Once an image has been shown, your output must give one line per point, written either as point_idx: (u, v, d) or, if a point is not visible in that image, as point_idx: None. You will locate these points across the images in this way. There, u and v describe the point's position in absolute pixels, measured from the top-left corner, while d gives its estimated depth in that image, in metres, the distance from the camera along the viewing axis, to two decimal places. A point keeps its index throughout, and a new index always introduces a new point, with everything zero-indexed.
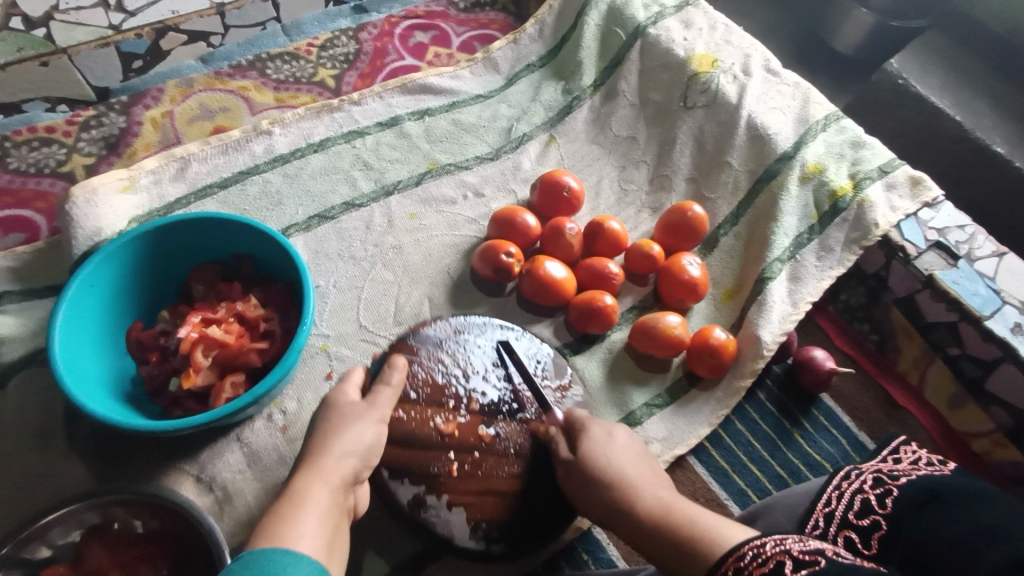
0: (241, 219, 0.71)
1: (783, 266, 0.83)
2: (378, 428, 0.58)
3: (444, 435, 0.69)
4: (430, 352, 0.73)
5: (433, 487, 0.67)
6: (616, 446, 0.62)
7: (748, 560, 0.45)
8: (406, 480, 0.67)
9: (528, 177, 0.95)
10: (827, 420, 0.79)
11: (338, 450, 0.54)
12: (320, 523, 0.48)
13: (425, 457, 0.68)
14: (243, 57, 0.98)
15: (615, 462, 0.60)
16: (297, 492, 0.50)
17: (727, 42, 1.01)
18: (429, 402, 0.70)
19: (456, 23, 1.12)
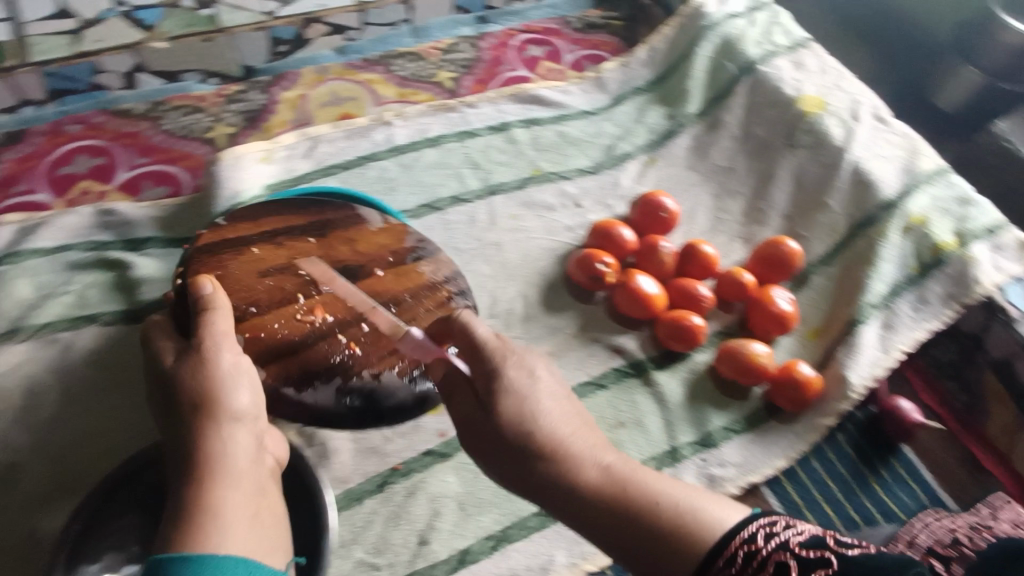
0: (371, 201, 0.78)
1: (876, 312, 0.82)
2: (254, 389, 0.56)
3: (300, 335, 0.68)
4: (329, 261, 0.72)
5: (322, 376, 0.67)
6: (533, 395, 0.56)
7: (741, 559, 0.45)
8: (319, 382, 0.67)
9: (626, 194, 0.98)
10: (907, 472, 0.78)
11: (227, 418, 0.53)
12: (249, 481, 0.51)
13: (301, 357, 0.68)
14: (373, 52, 1.06)
15: (542, 419, 0.55)
16: (214, 467, 0.50)
17: (838, 87, 1.01)
18: (311, 305, 0.69)
19: (569, 41, 1.17)
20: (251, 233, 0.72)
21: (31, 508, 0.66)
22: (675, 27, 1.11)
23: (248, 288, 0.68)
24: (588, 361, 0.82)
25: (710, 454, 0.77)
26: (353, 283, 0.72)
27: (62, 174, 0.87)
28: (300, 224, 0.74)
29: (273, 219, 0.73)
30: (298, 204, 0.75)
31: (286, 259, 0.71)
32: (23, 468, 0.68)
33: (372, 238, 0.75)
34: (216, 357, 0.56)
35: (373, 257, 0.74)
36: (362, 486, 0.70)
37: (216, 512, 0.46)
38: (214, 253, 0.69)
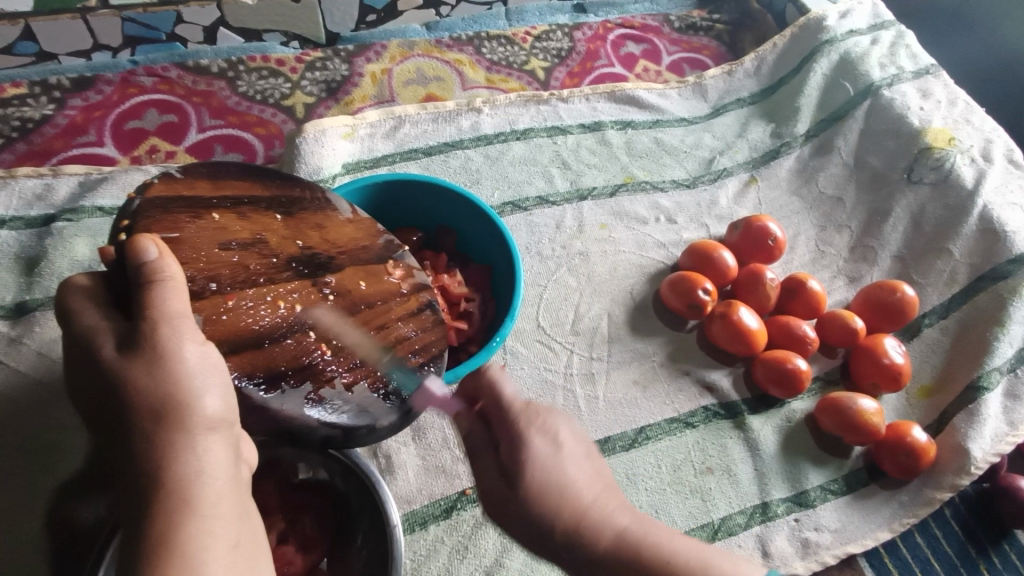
0: (465, 195, 0.70)
1: (1001, 378, 0.75)
2: (225, 387, 0.43)
3: (267, 325, 0.51)
4: (303, 231, 0.58)
5: (303, 376, 0.51)
6: (560, 447, 0.47)
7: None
8: (287, 383, 0.50)
9: (723, 214, 0.91)
10: (1020, 561, 0.70)
11: (202, 427, 0.41)
12: (229, 506, 0.41)
13: (272, 352, 0.50)
14: (464, 32, 0.99)
15: (568, 485, 0.45)
16: (189, 495, 0.40)
17: (968, 122, 0.93)
18: (291, 281, 0.54)
19: (669, 41, 1.09)
20: (209, 195, 0.54)
21: (75, 490, 0.60)
22: (787, 39, 1.03)
23: (208, 260, 0.50)
24: (676, 396, 0.75)
25: (806, 515, 0.70)
26: (326, 273, 0.56)
27: (128, 129, 0.82)
28: (259, 194, 0.57)
29: (233, 181, 0.56)
30: (259, 173, 0.58)
31: (253, 233, 0.54)
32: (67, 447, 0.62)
33: (341, 227, 0.61)
34: (179, 351, 0.41)
35: (349, 246, 0.60)
36: (429, 509, 0.64)
37: (195, 561, 0.38)
38: (167, 211, 0.51)
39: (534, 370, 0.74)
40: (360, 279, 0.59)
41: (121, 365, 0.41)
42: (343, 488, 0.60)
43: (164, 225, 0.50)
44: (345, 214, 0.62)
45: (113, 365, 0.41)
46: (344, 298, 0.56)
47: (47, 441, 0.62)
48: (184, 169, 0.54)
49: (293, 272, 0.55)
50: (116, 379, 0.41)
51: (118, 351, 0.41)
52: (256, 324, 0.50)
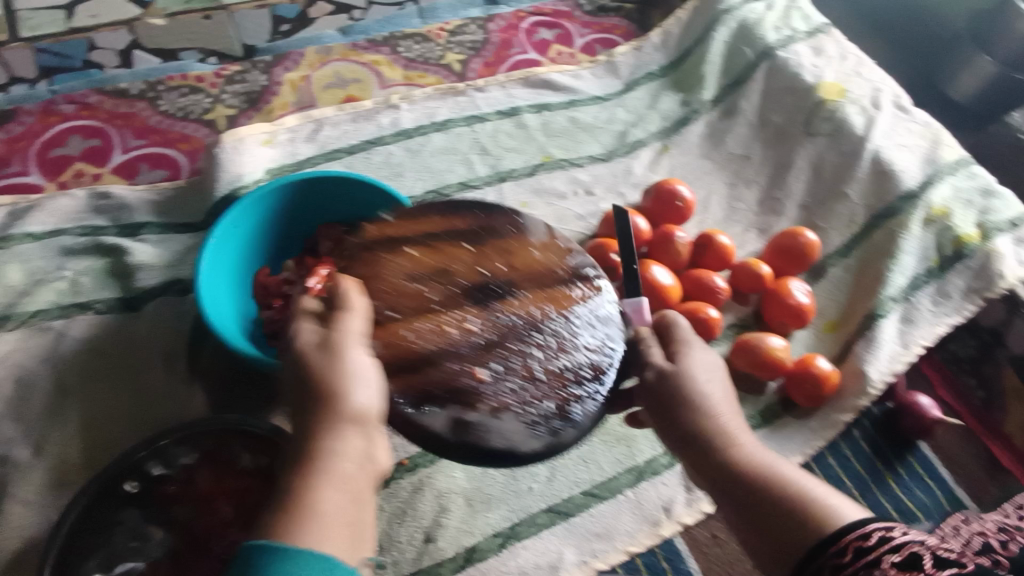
0: (394, 194, 0.74)
1: (895, 306, 0.81)
2: (377, 387, 0.50)
3: (437, 348, 0.58)
4: (494, 263, 0.63)
5: (459, 398, 0.57)
6: (711, 376, 0.57)
7: (874, 542, 0.45)
8: (442, 403, 0.56)
9: (639, 182, 0.96)
10: (922, 468, 0.78)
11: (350, 418, 0.48)
12: (358, 484, 0.47)
13: (437, 373, 0.57)
14: (379, 33, 1.02)
15: (706, 399, 0.56)
16: (328, 467, 0.46)
17: (858, 73, 0.98)
18: (439, 303, 0.61)
19: (580, 24, 1.13)
20: (413, 235, 0.64)
21: (27, 497, 0.64)
22: (689, 12, 1.08)
23: (399, 293, 0.60)
24: None
25: None
26: (498, 300, 0.61)
27: (52, 156, 0.84)
28: (458, 226, 0.65)
29: (436, 220, 0.65)
30: (462, 208, 0.66)
31: (439, 265, 0.62)
32: (191, 403, 0.70)
33: (527, 254, 0.64)
34: (370, 368, 0.51)
35: (528, 272, 0.63)
36: None
37: (314, 514, 0.44)
38: (361, 248, 0.63)
39: None
40: (513, 300, 0.61)
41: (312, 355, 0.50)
42: (282, 469, 0.65)
43: (364, 264, 0.62)
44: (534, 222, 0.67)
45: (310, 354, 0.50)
46: (504, 323, 0.60)
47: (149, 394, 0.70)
48: (396, 214, 0.66)
49: (462, 301, 0.61)
50: (299, 374, 0.49)
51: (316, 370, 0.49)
52: (430, 347, 0.59)
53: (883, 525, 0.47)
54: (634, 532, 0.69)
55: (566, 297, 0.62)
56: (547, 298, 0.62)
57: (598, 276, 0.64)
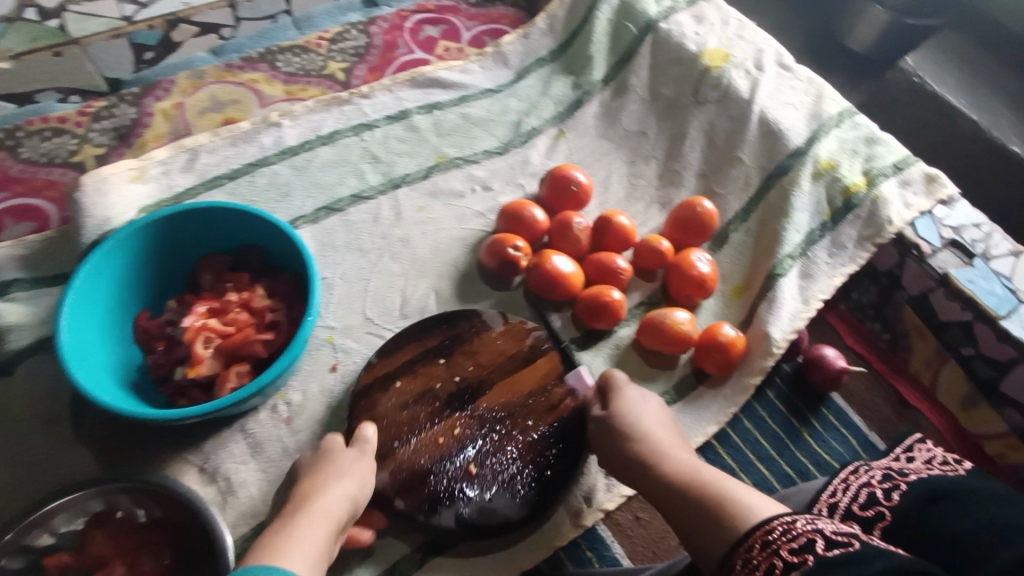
0: (270, 218, 0.72)
1: (794, 263, 0.82)
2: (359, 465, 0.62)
3: (424, 461, 0.68)
4: (458, 367, 0.74)
5: (462, 493, 0.67)
6: (645, 411, 0.65)
7: (777, 535, 0.45)
8: (443, 504, 0.66)
9: (537, 171, 0.94)
10: (837, 420, 0.79)
11: (331, 483, 0.58)
12: (325, 528, 0.54)
13: (431, 483, 0.67)
14: (254, 49, 0.98)
15: (642, 432, 0.62)
16: (305, 505, 0.56)
17: (741, 37, 0.99)
18: (439, 415, 0.71)
19: (466, 17, 1.11)
20: (382, 370, 0.73)
21: None
22: None
23: (391, 422, 0.70)
24: None
25: None
26: (474, 400, 0.72)
27: None
28: (430, 343, 0.75)
29: (411, 347, 0.75)
30: (432, 328, 0.76)
31: (422, 386, 0.72)
32: (78, 466, 0.67)
33: (490, 348, 0.75)
34: (370, 473, 0.63)
35: (497, 363, 0.74)
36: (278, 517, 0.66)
37: (282, 541, 0.51)
38: (367, 397, 0.71)
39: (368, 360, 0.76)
40: (485, 392, 0.72)
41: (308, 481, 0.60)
42: (177, 518, 0.63)
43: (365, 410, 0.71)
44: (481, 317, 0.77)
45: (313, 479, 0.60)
46: (488, 413, 0.71)
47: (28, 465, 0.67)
48: (379, 354, 0.74)
49: (449, 410, 0.71)
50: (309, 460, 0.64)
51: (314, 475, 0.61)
52: (424, 459, 0.68)
53: (803, 516, 0.45)
54: (556, 526, 0.69)
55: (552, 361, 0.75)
56: (544, 368, 0.74)
57: (551, 348, 0.75)
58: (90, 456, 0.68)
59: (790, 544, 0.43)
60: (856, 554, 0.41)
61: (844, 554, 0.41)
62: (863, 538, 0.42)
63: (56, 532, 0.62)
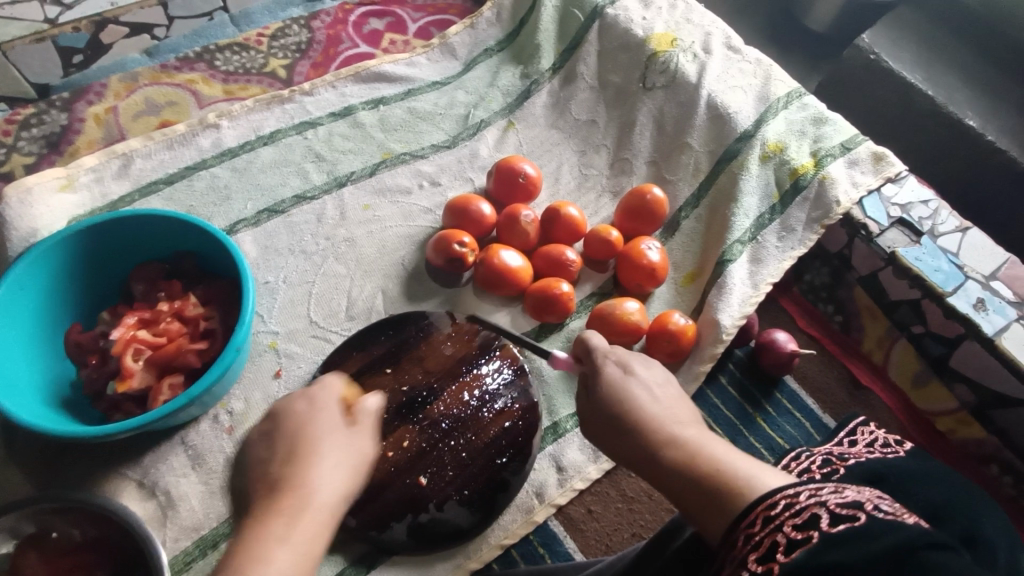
0: (202, 224, 0.70)
1: (743, 248, 0.81)
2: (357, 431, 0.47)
3: (376, 476, 0.67)
4: (404, 375, 0.72)
5: (415, 508, 0.66)
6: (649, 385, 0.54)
7: (780, 510, 0.38)
8: (396, 520, 0.65)
9: (486, 165, 0.93)
10: (790, 403, 0.79)
11: (318, 461, 0.44)
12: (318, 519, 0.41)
13: (385, 499, 0.66)
14: (190, 49, 0.96)
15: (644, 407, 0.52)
16: (290, 490, 0.42)
17: (688, 20, 0.97)
18: (387, 428, 0.69)
19: (412, 8, 1.08)
20: None
21: None
22: None
23: None
24: None
25: None
26: (422, 408, 0.70)
27: None
28: (376, 351, 0.74)
29: (355, 359, 0.73)
30: (375, 335, 0.75)
31: (369, 399, 0.71)
32: (11, 487, 0.65)
33: (437, 355, 0.74)
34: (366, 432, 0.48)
35: (444, 367, 0.73)
36: (219, 529, 0.65)
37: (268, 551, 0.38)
38: None
39: (312, 365, 0.74)
40: (434, 400, 0.71)
41: (306, 452, 0.44)
42: (115, 538, 0.61)
43: None
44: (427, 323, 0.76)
45: (289, 442, 0.45)
46: (436, 423, 0.70)
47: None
48: (323, 368, 0.72)
49: (397, 422, 0.69)
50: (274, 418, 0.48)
51: (290, 440, 0.45)
52: (373, 474, 0.67)
53: (812, 485, 0.38)
54: (508, 524, 0.68)
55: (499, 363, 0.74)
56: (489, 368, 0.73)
57: (504, 342, 0.75)
58: (25, 476, 0.66)
59: (794, 520, 0.37)
60: (862, 529, 0.35)
61: (851, 531, 0.35)
62: (870, 509, 0.36)
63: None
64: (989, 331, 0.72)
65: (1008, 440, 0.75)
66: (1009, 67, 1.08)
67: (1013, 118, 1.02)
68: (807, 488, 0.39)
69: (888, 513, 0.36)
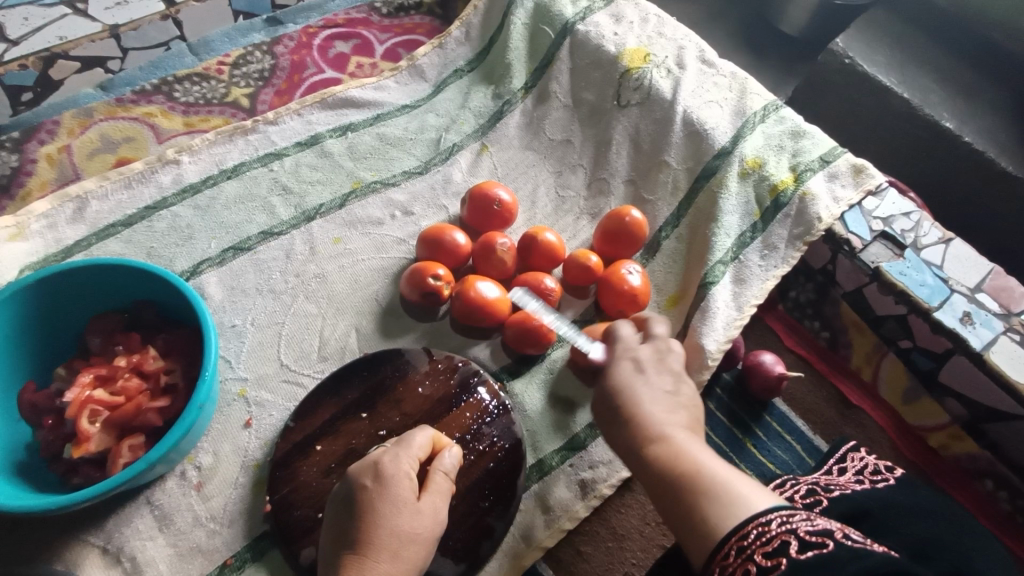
0: (161, 273, 0.66)
1: (726, 269, 0.80)
2: (438, 493, 0.54)
3: None
4: (381, 419, 0.69)
5: None
6: (639, 378, 0.55)
7: (753, 540, 0.41)
8: None
9: (460, 190, 0.90)
10: (780, 426, 0.78)
11: (402, 510, 0.51)
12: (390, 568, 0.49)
13: None
14: (147, 81, 0.92)
15: (638, 402, 0.53)
16: (376, 541, 0.49)
17: (661, 34, 0.96)
18: None
19: (379, 30, 1.06)
20: (298, 434, 0.68)
21: None
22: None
23: (314, 493, 0.65)
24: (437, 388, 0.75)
25: (580, 457, 0.71)
26: None
27: None
28: (349, 395, 0.70)
29: (329, 405, 0.70)
30: (349, 378, 0.72)
31: (345, 446, 0.68)
32: None
33: (415, 396, 0.71)
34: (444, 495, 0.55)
35: (423, 409, 0.70)
36: None
37: None
38: (286, 465, 0.66)
39: (284, 412, 0.71)
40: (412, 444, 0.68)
41: (416, 510, 0.52)
42: None
43: (287, 479, 0.66)
44: (402, 361, 0.73)
45: (410, 503, 0.52)
46: None
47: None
48: (294, 417, 0.69)
49: None
50: (407, 477, 0.53)
51: (411, 491, 0.52)
52: None
53: (784, 512, 0.42)
54: (495, 571, 0.65)
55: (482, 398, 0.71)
56: (471, 407, 0.70)
57: (484, 379, 0.72)
58: None
59: (765, 548, 0.40)
60: (830, 558, 0.39)
61: (819, 558, 0.39)
62: (839, 536, 0.40)
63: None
64: (977, 345, 0.70)
65: (1001, 454, 0.74)
66: (985, 67, 1.07)
67: (992, 119, 1.01)
68: (777, 512, 0.42)
69: (856, 541, 0.40)
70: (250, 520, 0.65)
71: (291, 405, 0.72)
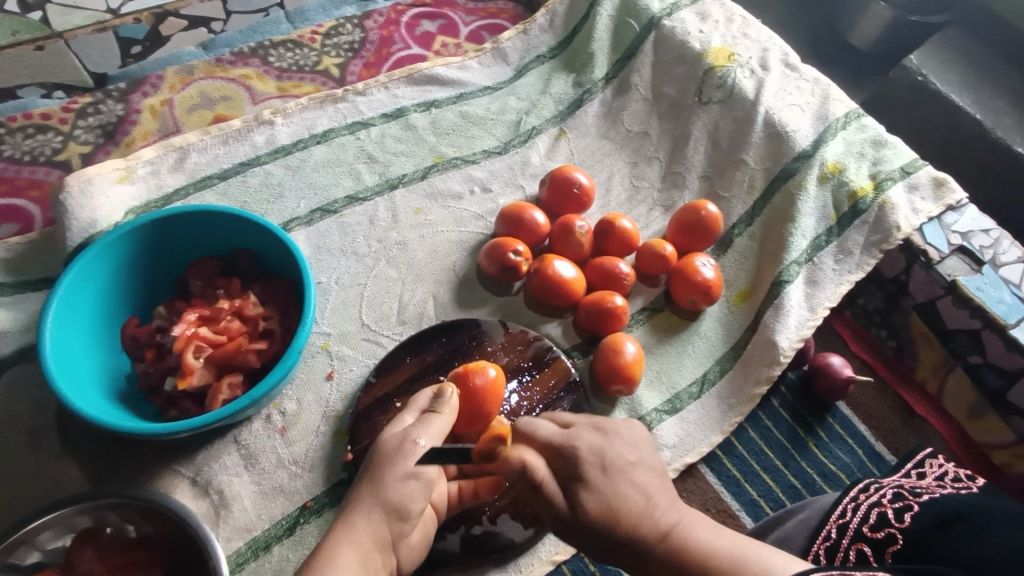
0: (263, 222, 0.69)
1: (800, 270, 0.81)
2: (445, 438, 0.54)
3: None
4: None
5: (472, 518, 0.65)
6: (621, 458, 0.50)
7: None
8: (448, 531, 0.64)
9: (537, 172, 0.92)
10: (843, 429, 0.78)
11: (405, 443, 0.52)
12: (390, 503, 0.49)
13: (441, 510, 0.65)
14: (245, 44, 0.96)
15: (624, 488, 0.49)
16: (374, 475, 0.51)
17: (745, 35, 0.96)
18: None
19: (464, 12, 1.08)
20: (382, 394, 0.70)
21: None
22: None
23: None
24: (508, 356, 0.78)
25: (675, 418, 0.75)
26: None
27: None
28: (428, 357, 0.73)
29: (409, 364, 0.73)
30: (426, 339, 0.74)
31: None
32: (66, 479, 0.65)
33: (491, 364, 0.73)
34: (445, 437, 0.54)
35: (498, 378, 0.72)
36: (272, 531, 0.64)
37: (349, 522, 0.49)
38: (367, 419, 0.69)
39: (365, 368, 0.74)
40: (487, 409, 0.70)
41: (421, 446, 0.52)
42: (169, 534, 0.61)
43: (369, 432, 0.68)
44: (476, 326, 0.75)
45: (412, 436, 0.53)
46: None
47: (14, 478, 0.65)
48: (375, 373, 0.72)
49: None
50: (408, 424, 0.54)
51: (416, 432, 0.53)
52: None
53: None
54: (559, 540, 0.67)
55: (557, 368, 0.73)
56: (551, 376, 0.73)
57: (557, 355, 0.74)
58: (80, 470, 0.66)
59: None
60: None
61: None
62: None
63: (43, 549, 0.59)
64: None
65: None
66: None
67: None
68: (822, 574, 0.42)
69: None
70: (330, 467, 0.68)
71: (371, 363, 0.74)
